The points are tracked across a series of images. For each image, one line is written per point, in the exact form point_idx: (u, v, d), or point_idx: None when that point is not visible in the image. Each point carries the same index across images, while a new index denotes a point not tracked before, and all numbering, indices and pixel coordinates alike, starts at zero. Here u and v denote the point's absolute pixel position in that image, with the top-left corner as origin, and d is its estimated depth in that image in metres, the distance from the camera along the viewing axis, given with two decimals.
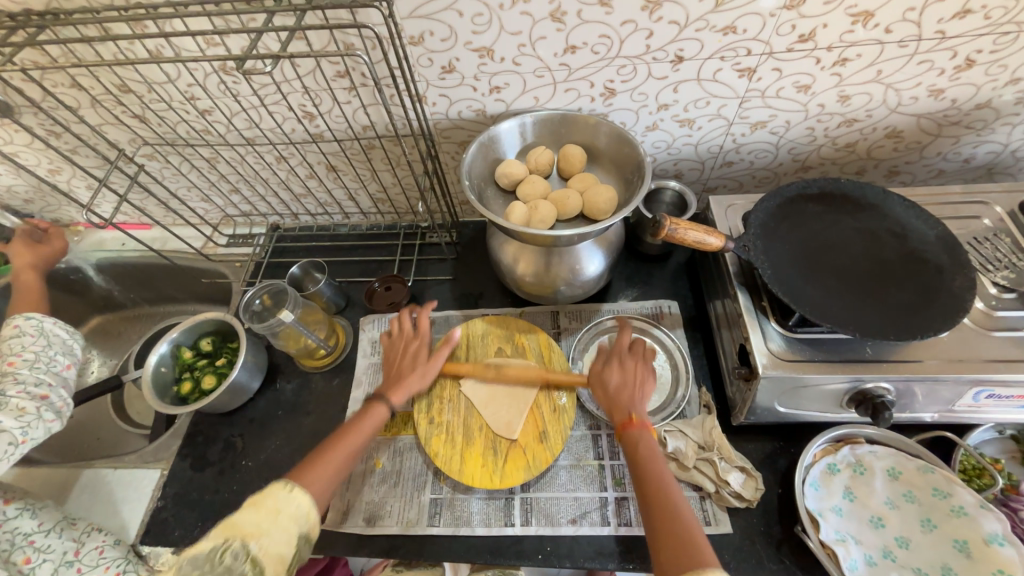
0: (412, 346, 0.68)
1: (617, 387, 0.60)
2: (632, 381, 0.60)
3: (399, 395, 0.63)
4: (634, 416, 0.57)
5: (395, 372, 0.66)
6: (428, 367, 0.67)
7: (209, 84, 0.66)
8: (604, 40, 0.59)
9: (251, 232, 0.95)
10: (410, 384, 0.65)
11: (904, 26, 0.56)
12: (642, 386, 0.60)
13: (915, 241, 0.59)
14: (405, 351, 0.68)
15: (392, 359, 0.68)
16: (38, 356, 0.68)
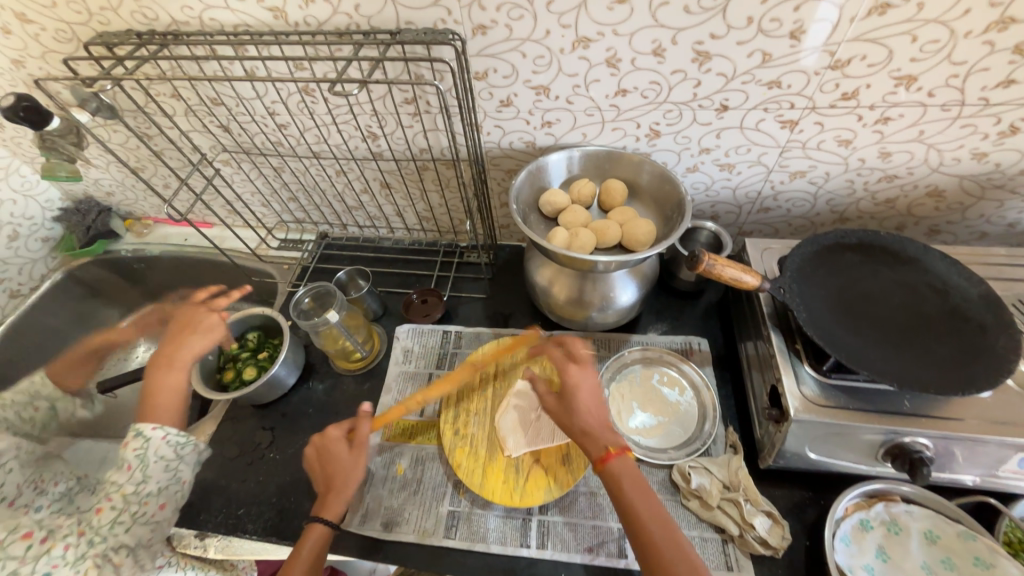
0: (317, 449, 0.63)
1: (580, 409, 0.58)
2: (587, 388, 0.59)
3: (334, 508, 0.59)
4: (611, 446, 0.55)
5: (323, 485, 0.61)
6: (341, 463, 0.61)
7: (290, 101, 0.73)
8: (654, 86, 0.63)
9: (302, 238, 1.02)
10: (342, 491, 0.59)
11: (947, 91, 0.58)
12: (597, 391, 0.59)
13: (957, 297, 0.59)
14: (321, 457, 0.62)
15: (318, 465, 0.62)
16: (130, 498, 0.56)
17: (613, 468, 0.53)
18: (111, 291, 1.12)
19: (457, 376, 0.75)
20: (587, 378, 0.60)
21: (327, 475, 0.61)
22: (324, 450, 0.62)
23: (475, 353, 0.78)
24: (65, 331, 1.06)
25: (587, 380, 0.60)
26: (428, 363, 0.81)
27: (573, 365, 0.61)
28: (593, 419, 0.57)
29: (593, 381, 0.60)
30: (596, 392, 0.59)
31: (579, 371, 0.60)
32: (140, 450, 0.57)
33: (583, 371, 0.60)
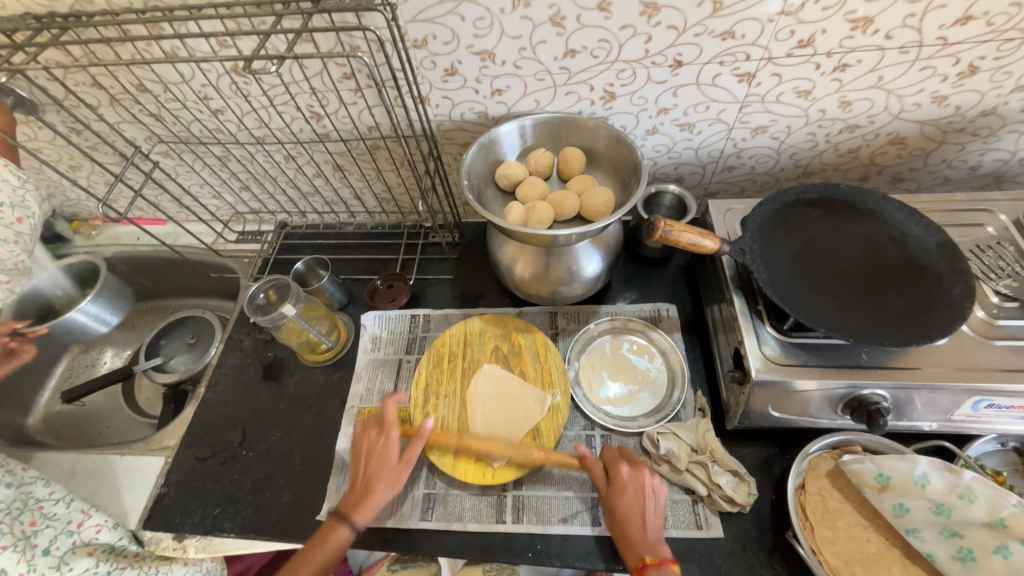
0: (371, 444, 0.62)
1: (624, 512, 0.55)
2: (636, 495, 0.56)
3: (387, 471, 0.60)
4: (648, 557, 0.52)
5: (363, 484, 0.60)
6: (388, 467, 0.60)
7: (221, 84, 0.68)
8: (603, 44, 0.60)
9: (260, 229, 0.98)
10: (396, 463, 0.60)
11: (905, 32, 0.56)
12: (655, 499, 0.56)
13: (915, 247, 0.59)
14: (381, 429, 0.63)
15: (364, 440, 0.63)
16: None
17: None
18: None
19: (426, 360, 0.73)
20: (648, 482, 0.57)
21: (370, 455, 0.62)
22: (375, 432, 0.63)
23: (442, 335, 0.76)
24: None
25: (645, 486, 0.56)
26: (398, 349, 0.80)
27: (625, 464, 0.58)
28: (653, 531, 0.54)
29: (654, 493, 0.56)
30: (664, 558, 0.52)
31: (633, 472, 0.57)
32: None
33: (642, 475, 0.57)
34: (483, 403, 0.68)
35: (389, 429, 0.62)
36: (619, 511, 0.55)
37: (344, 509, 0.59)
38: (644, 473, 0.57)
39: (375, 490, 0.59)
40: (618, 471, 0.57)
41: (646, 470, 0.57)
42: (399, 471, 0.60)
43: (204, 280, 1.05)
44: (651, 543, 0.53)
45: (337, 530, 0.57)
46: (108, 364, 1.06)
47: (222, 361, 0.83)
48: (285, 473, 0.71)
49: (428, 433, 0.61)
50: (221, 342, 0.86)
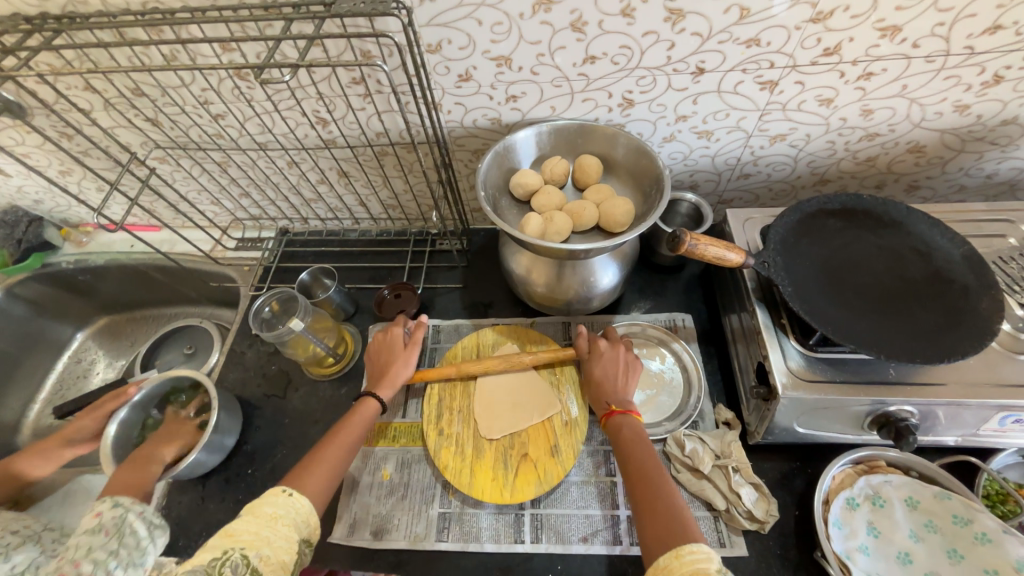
0: (382, 340, 0.69)
1: (599, 374, 0.63)
2: (620, 359, 0.65)
3: (386, 390, 0.65)
4: (614, 406, 0.60)
5: (377, 371, 0.67)
6: (398, 355, 0.67)
7: (223, 89, 0.65)
8: (625, 51, 0.58)
9: (260, 236, 0.95)
10: (396, 374, 0.66)
11: (933, 41, 0.55)
12: (627, 371, 0.64)
13: (940, 260, 0.58)
14: (383, 344, 0.69)
15: (375, 360, 0.69)
16: None
17: (619, 422, 0.59)
18: (57, 306, 1.04)
19: (438, 373, 0.71)
20: (622, 356, 0.65)
21: (379, 368, 0.67)
22: (380, 347, 0.69)
23: (454, 347, 0.74)
24: (14, 354, 0.99)
25: (621, 360, 0.65)
26: None
27: (604, 339, 0.67)
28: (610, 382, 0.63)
29: (629, 363, 0.65)
30: (613, 364, 0.64)
31: (611, 347, 0.66)
32: (117, 518, 0.54)
33: (617, 349, 0.66)
34: (498, 395, 0.69)
35: (412, 343, 0.68)
36: (595, 373, 0.64)
37: (367, 389, 0.65)
38: (620, 348, 0.66)
39: (370, 408, 0.63)
40: (597, 345, 0.66)
41: (622, 346, 0.66)
42: (407, 355, 0.67)
43: (201, 288, 1.01)
44: (620, 399, 0.61)
45: (363, 404, 0.63)
46: (101, 375, 1.05)
47: (224, 375, 0.80)
48: None
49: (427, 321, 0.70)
50: (223, 355, 0.83)
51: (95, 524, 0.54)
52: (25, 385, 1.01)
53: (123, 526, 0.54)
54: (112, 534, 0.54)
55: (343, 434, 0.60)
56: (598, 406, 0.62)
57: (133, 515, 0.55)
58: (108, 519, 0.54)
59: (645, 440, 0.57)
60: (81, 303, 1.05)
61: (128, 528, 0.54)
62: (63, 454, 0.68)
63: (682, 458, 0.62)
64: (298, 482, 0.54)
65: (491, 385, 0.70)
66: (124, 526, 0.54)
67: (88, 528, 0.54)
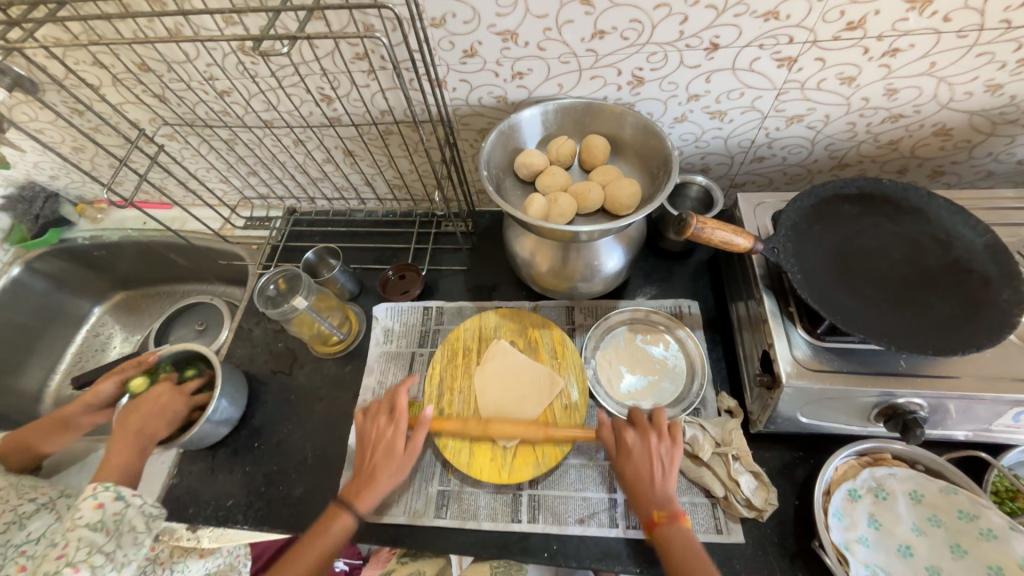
0: (378, 431, 0.62)
1: (633, 475, 0.55)
2: (662, 458, 0.56)
3: (366, 501, 0.58)
4: (656, 513, 0.53)
5: (367, 472, 0.59)
6: (395, 455, 0.60)
7: (227, 64, 0.65)
8: (635, 25, 0.56)
9: (268, 215, 0.96)
10: (385, 480, 0.59)
11: (966, 14, 0.51)
12: (665, 465, 0.55)
13: (960, 249, 0.56)
14: (379, 441, 0.61)
15: (365, 450, 0.61)
16: None
17: (665, 534, 0.52)
18: (74, 281, 1.06)
19: (440, 353, 0.72)
20: (655, 447, 0.56)
21: (364, 471, 0.60)
22: (375, 438, 0.62)
23: (457, 329, 0.75)
24: (36, 327, 1.02)
25: (655, 451, 0.56)
26: (410, 341, 0.78)
27: (632, 430, 0.58)
28: (658, 487, 0.54)
29: (668, 456, 0.56)
30: (641, 466, 0.55)
31: (641, 440, 0.57)
32: (119, 514, 0.57)
33: (648, 438, 0.57)
34: (499, 376, 0.69)
35: (398, 415, 0.62)
36: (629, 474, 0.55)
37: (343, 498, 0.58)
38: (652, 438, 0.57)
39: (344, 521, 0.57)
40: (625, 437, 0.57)
41: (653, 435, 0.57)
42: (405, 457, 0.60)
43: (211, 266, 1.03)
44: (662, 499, 0.54)
45: (337, 518, 0.57)
46: (118, 349, 1.08)
47: (233, 350, 0.82)
48: (298, 467, 0.70)
49: (429, 417, 0.62)
50: (231, 332, 0.85)
51: (96, 518, 0.55)
52: (46, 357, 1.04)
53: (123, 524, 0.57)
54: (112, 534, 0.56)
55: (313, 545, 0.56)
56: (641, 508, 0.54)
57: (134, 512, 0.58)
58: (109, 516, 0.56)
59: (694, 548, 0.51)
60: (98, 279, 1.08)
61: (128, 526, 0.57)
62: (81, 424, 0.69)
63: (682, 444, 0.61)
64: (278, 566, 0.55)
65: (491, 370, 0.69)
66: (124, 524, 0.57)
67: (89, 522, 0.55)
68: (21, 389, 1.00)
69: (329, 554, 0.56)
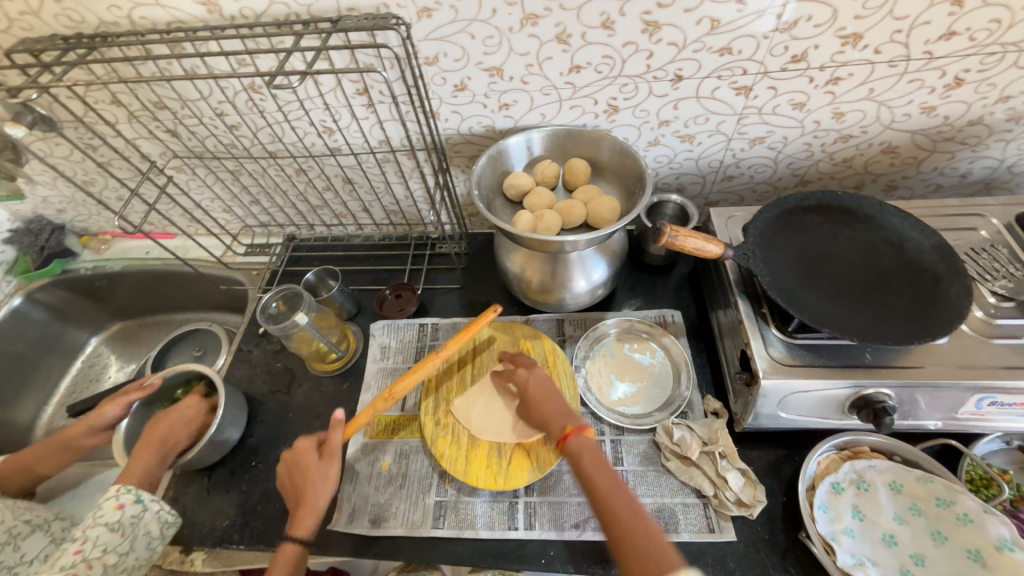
0: (289, 463, 0.63)
1: (534, 408, 0.62)
2: (538, 377, 0.65)
3: (306, 525, 0.58)
4: (567, 427, 0.57)
5: (295, 496, 0.61)
6: (319, 476, 0.61)
7: (237, 100, 0.71)
8: (607, 60, 0.63)
9: (269, 242, 1.00)
10: (313, 503, 0.59)
11: (893, 47, 0.59)
12: (548, 385, 0.64)
13: (913, 250, 0.61)
14: (292, 470, 0.63)
15: (291, 480, 0.62)
16: None
17: (575, 444, 0.55)
18: (74, 310, 1.08)
19: (435, 367, 0.74)
20: (530, 372, 0.66)
21: (296, 489, 0.61)
22: (295, 463, 0.63)
23: (451, 343, 0.78)
24: (32, 357, 1.03)
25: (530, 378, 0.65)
26: (406, 357, 0.80)
27: (519, 364, 0.68)
28: (553, 407, 0.61)
29: (546, 380, 0.64)
30: (544, 384, 0.64)
31: (530, 368, 0.66)
32: (136, 517, 0.60)
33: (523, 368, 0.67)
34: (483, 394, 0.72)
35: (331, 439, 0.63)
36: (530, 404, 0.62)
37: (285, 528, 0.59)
38: (523, 367, 0.67)
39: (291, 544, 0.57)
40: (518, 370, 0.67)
41: (525, 360, 0.68)
42: (329, 466, 0.61)
43: (211, 293, 1.05)
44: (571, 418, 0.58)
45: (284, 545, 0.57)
46: (113, 378, 1.09)
47: (231, 372, 0.84)
48: None
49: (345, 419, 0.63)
50: (230, 354, 0.87)
51: (115, 519, 0.59)
52: (41, 387, 1.04)
53: (139, 527, 0.60)
54: (127, 535, 0.59)
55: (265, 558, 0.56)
56: (554, 427, 0.59)
57: (152, 516, 0.61)
58: (127, 518, 0.59)
59: (601, 458, 0.54)
60: (98, 308, 1.10)
61: (142, 531, 0.60)
62: (82, 446, 0.70)
63: (671, 445, 0.64)
64: None
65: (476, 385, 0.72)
66: (140, 527, 0.60)
67: (109, 521, 0.58)
68: (14, 420, 0.99)
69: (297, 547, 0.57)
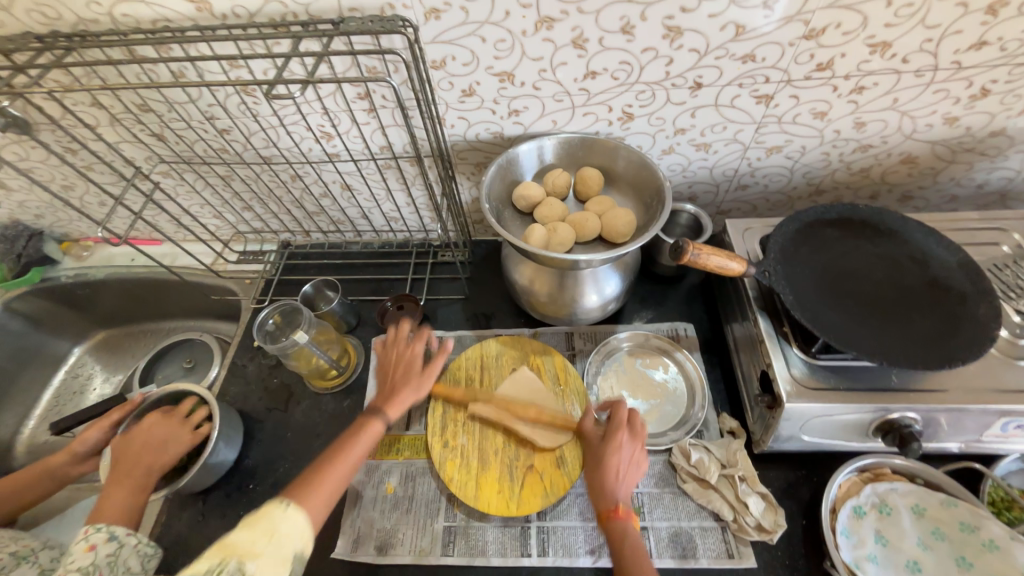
0: (398, 355, 0.64)
1: (608, 467, 0.56)
2: (629, 457, 0.56)
3: (395, 408, 0.58)
4: (620, 506, 0.54)
5: (386, 389, 0.61)
6: (412, 380, 0.61)
7: (229, 104, 0.66)
8: (624, 66, 0.60)
9: (262, 249, 0.95)
10: (404, 399, 0.59)
11: (921, 56, 0.57)
12: (633, 464, 0.56)
13: (937, 268, 0.59)
14: (399, 362, 0.64)
15: (386, 374, 0.63)
16: None
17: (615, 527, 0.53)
18: (55, 320, 1.03)
19: (442, 384, 0.71)
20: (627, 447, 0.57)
21: (387, 389, 0.61)
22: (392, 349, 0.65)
23: (458, 358, 0.75)
24: (10, 370, 0.98)
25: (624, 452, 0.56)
26: None
27: (620, 428, 0.58)
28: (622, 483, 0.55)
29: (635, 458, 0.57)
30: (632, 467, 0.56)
31: (630, 440, 0.57)
32: (112, 556, 0.52)
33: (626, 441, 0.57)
34: (512, 403, 0.67)
35: (416, 348, 0.64)
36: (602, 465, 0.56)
37: (373, 408, 0.58)
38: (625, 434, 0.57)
39: (374, 428, 0.56)
40: (617, 435, 0.57)
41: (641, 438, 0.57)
42: (420, 380, 0.62)
43: (202, 302, 1.01)
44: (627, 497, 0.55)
45: (366, 427, 0.56)
46: (98, 391, 1.04)
47: (225, 388, 0.80)
48: None
49: (450, 348, 0.65)
50: (224, 369, 0.83)
51: (87, 563, 0.50)
52: (20, 402, 0.99)
53: (117, 565, 0.52)
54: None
55: (348, 457, 0.54)
56: (600, 497, 0.56)
57: (130, 551, 0.54)
58: (102, 558, 0.51)
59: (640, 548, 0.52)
60: (80, 318, 1.05)
61: (121, 567, 0.52)
62: (67, 475, 0.66)
63: (689, 467, 0.62)
64: (298, 496, 0.49)
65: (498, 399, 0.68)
66: (119, 563, 0.52)
67: (80, 566, 0.50)
68: None
69: (348, 477, 0.53)
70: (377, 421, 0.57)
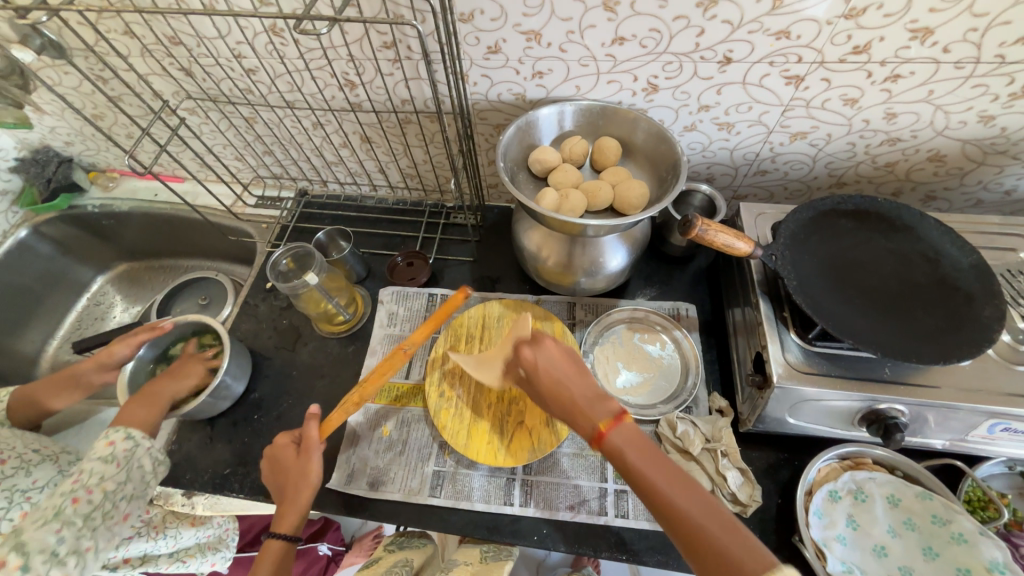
0: (275, 456, 0.62)
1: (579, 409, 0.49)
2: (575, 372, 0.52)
3: (288, 515, 0.57)
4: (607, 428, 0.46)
5: (278, 496, 0.60)
6: (296, 474, 0.59)
7: (257, 43, 0.67)
8: (654, 34, 0.59)
9: (280, 196, 0.97)
10: (292, 497, 0.58)
11: (963, 47, 0.55)
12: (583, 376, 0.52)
13: (947, 267, 0.59)
14: (277, 463, 0.61)
15: (276, 481, 0.61)
16: None
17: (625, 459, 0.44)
18: (80, 248, 1.07)
19: (443, 339, 0.74)
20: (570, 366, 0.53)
21: (280, 495, 0.60)
22: (276, 458, 0.62)
23: (460, 316, 0.77)
24: (36, 290, 1.02)
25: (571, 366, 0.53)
26: (414, 326, 0.79)
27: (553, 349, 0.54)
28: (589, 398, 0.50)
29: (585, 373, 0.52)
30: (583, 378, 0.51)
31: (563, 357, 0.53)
32: (129, 451, 0.59)
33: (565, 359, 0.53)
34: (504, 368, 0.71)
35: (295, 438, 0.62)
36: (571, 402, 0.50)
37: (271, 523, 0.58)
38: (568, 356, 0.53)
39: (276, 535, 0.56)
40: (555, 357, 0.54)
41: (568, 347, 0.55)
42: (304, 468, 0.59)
43: (219, 242, 1.04)
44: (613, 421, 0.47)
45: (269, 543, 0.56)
46: (118, 318, 1.09)
47: (237, 324, 0.83)
48: None
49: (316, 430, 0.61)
50: (237, 306, 0.86)
51: (108, 453, 0.58)
52: (46, 321, 1.04)
53: (132, 462, 0.59)
54: (123, 469, 0.58)
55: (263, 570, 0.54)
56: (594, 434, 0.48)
57: (144, 451, 0.60)
58: (120, 451, 0.59)
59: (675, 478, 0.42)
60: (104, 248, 1.09)
61: (137, 463, 0.60)
62: (91, 382, 0.69)
63: (674, 439, 0.64)
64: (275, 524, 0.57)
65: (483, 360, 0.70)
66: (134, 461, 0.60)
67: (102, 455, 0.58)
68: (18, 351, 1.00)
69: None
70: (283, 521, 0.57)
